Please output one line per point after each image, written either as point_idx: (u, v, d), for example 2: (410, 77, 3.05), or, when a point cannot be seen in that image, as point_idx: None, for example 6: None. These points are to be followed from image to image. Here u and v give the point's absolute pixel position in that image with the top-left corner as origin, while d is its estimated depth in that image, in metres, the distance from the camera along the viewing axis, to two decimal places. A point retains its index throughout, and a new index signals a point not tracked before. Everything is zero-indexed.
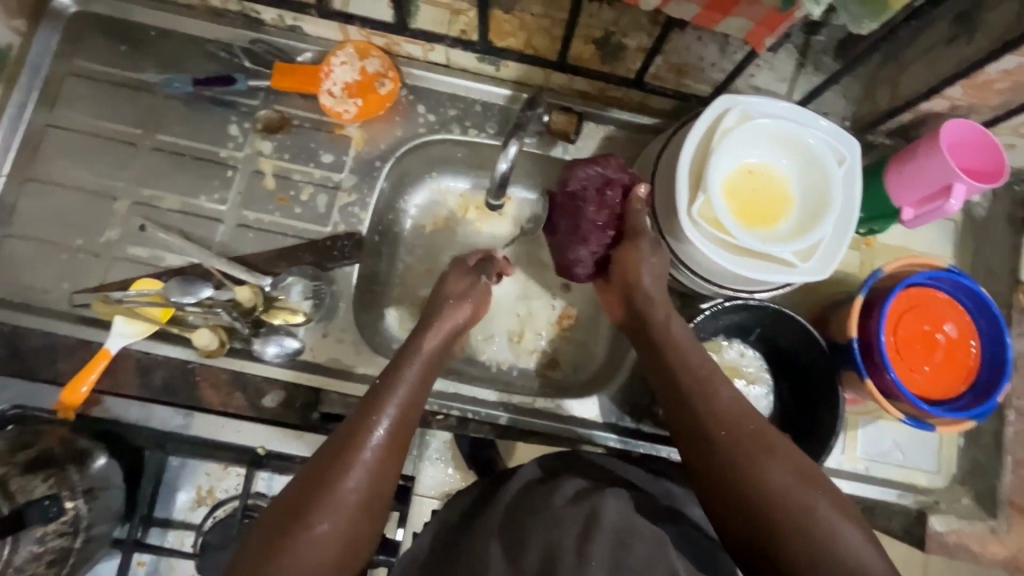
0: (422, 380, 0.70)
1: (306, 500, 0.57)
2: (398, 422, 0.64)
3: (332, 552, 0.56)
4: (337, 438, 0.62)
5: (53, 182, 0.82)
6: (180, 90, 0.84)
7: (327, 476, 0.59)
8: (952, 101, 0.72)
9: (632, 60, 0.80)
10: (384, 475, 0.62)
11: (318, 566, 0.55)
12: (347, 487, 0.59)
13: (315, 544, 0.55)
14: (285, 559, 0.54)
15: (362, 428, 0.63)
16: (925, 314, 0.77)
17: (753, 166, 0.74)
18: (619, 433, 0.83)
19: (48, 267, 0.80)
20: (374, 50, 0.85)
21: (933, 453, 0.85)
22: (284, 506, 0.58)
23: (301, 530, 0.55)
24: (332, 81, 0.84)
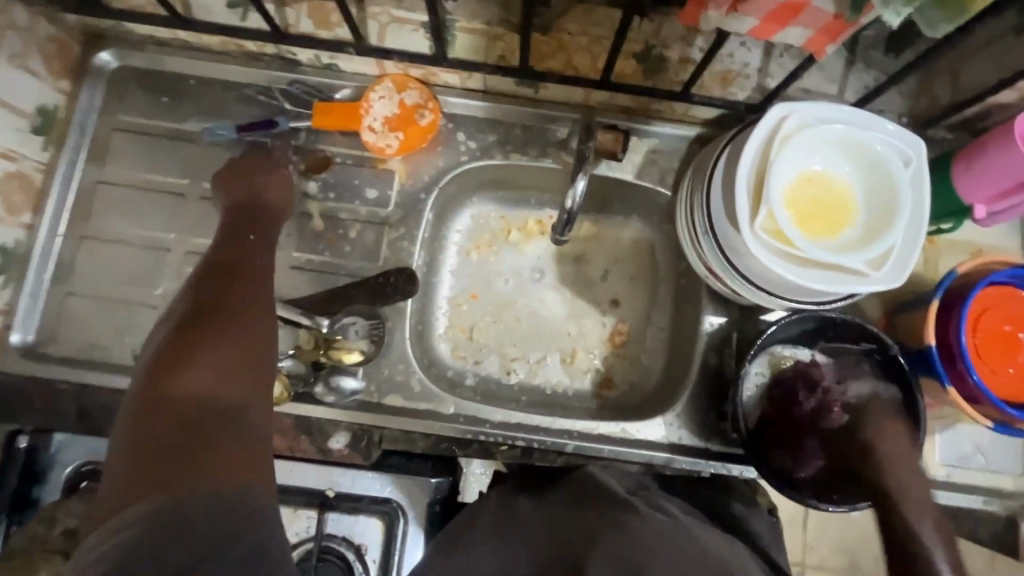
0: (279, 190, 0.78)
1: (220, 299, 0.62)
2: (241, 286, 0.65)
3: (236, 347, 0.58)
4: (223, 266, 0.67)
5: (107, 238, 0.83)
6: (225, 137, 0.84)
7: (206, 310, 0.60)
8: (1021, 92, 0.69)
9: (676, 73, 0.79)
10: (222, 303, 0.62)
11: (239, 353, 0.58)
12: (240, 294, 0.64)
13: (231, 348, 0.58)
14: (195, 360, 0.56)
15: (254, 246, 0.71)
16: (1005, 314, 0.73)
17: (815, 173, 0.72)
18: (685, 453, 0.81)
19: (111, 323, 0.81)
20: (411, 82, 0.84)
21: (1017, 455, 0.81)
22: (182, 327, 0.59)
23: (200, 343, 0.57)
24: (372, 116, 0.83)
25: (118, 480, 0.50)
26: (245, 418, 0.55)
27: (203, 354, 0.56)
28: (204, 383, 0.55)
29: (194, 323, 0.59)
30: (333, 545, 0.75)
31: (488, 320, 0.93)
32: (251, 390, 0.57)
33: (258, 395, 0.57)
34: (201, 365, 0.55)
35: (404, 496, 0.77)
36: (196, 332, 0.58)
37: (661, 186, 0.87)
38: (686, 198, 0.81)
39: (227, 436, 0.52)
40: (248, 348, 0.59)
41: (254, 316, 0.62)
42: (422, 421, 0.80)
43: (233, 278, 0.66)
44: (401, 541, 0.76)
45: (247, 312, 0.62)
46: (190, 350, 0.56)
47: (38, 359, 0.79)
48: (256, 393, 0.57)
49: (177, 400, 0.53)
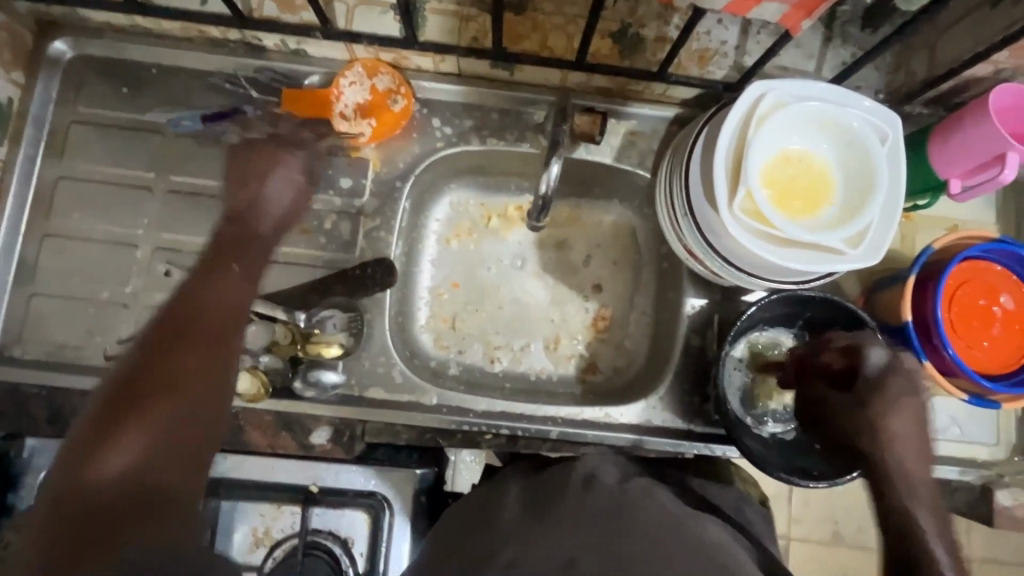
0: (280, 214, 0.72)
1: (163, 364, 0.53)
2: (211, 284, 0.60)
3: (171, 420, 0.52)
4: (179, 319, 0.57)
5: (72, 235, 0.80)
6: (190, 128, 0.81)
7: (142, 381, 0.52)
8: (996, 65, 0.69)
9: (653, 52, 0.78)
10: (167, 369, 0.53)
11: (175, 427, 0.52)
12: (184, 362, 0.54)
13: (170, 427, 0.52)
14: (123, 441, 0.49)
15: (214, 291, 0.60)
16: (980, 288, 0.74)
17: (792, 152, 0.71)
18: (671, 436, 0.82)
19: (80, 323, 0.79)
20: (382, 67, 0.82)
21: (991, 426, 0.83)
22: (122, 383, 0.52)
23: (131, 420, 0.50)
24: (343, 103, 0.81)
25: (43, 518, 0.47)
26: (182, 510, 0.50)
27: (132, 430, 0.50)
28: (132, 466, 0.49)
29: (126, 387, 0.52)
30: (320, 539, 0.75)
31: (470, 309, 0.92)
32: (182, 473, 0.51)
33: (193, 479, 0.52)
34: (130, 446, 0.49)
35: (390, 488, 0.76)
36: (127, 407, 0.51)
37: (641, 169, 0.86)
38: (665, 179, 0.81)
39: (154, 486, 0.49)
40: (187, 420, 0.53)
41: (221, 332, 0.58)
42: (404, 413, 0.80)
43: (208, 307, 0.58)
44: (388, 533, 0.76)
45: (199, 377, 0.55)
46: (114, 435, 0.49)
47: (6, 362, 0.77)
48: (194, 473, 0.52)
49: (122, 440, 0.49)
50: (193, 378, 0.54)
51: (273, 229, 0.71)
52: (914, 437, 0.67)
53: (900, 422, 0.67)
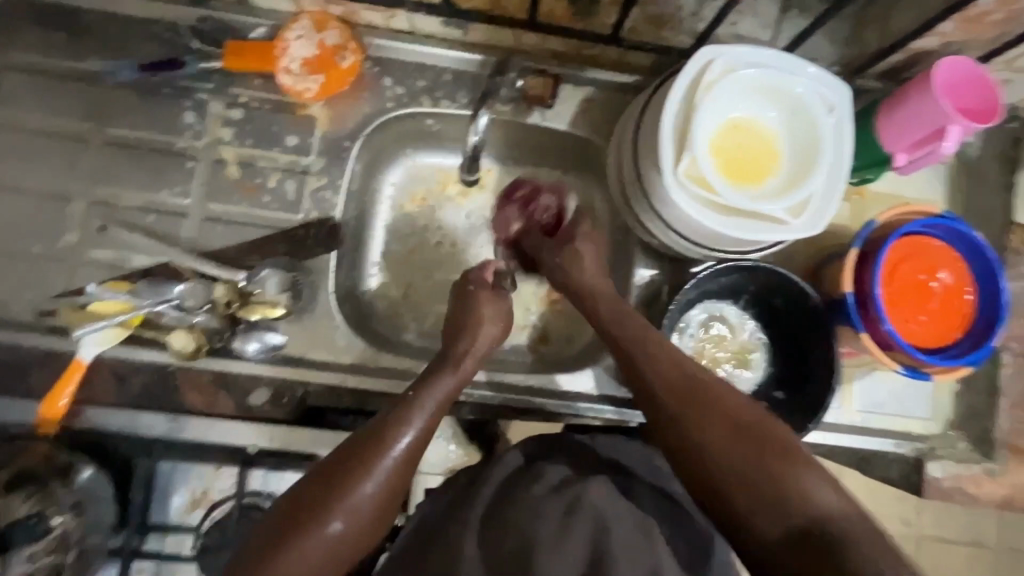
0: (474, 359, 0.71)
1: (356, 461, 0.59)
2: (418, 442, 0.62)
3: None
4: (365, 450, 0.60)
5: (0, 186, 0.77)
6: (128, 77, 0.78)
7: (323, 505, 0.57)
8: (944, 37, 0.69)
9: (607, 14, 0.77)
10: (352, 466, 0.59)
11: (329, 565, 0.56)
12: (365, 491, 0.58)
13: (339, 535, 0.57)
14: (293, 559, 0.54)
15: (390, 426, 0.62)
16: (919, 263, 0.75)
17: (740, 120, 0.71)
18: (616, 405, 0.82)
19: (8, 277, 0.76)
20: (331, 21, 0.79)
21: (929, 401, 0.84)
22: (321, 478, 0.59)
23: (308, 535, 0.55)
24: (289, 57, 0.78)
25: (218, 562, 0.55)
26: None
27: (291, 560, 0.54)
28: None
29: (309, 496, 0.58)
30: (257, 499, 0.77)
31: (422, 276, 0.91)
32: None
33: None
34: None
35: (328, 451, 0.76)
36: (325, 501, 0.57)
37: (596, 136, 0.85)
38: (617, 147, 0.80)
39: None
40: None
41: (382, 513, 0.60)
42: (347, 377, 0.78)
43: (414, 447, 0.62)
44: None
45: (389, 488, 0.60)
46: (317, 514, 0.56)
47: None
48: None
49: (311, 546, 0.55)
50: (341, 542, 0.57)
51: (483, 345, 0.72)
52: (736, 408, 0.57)
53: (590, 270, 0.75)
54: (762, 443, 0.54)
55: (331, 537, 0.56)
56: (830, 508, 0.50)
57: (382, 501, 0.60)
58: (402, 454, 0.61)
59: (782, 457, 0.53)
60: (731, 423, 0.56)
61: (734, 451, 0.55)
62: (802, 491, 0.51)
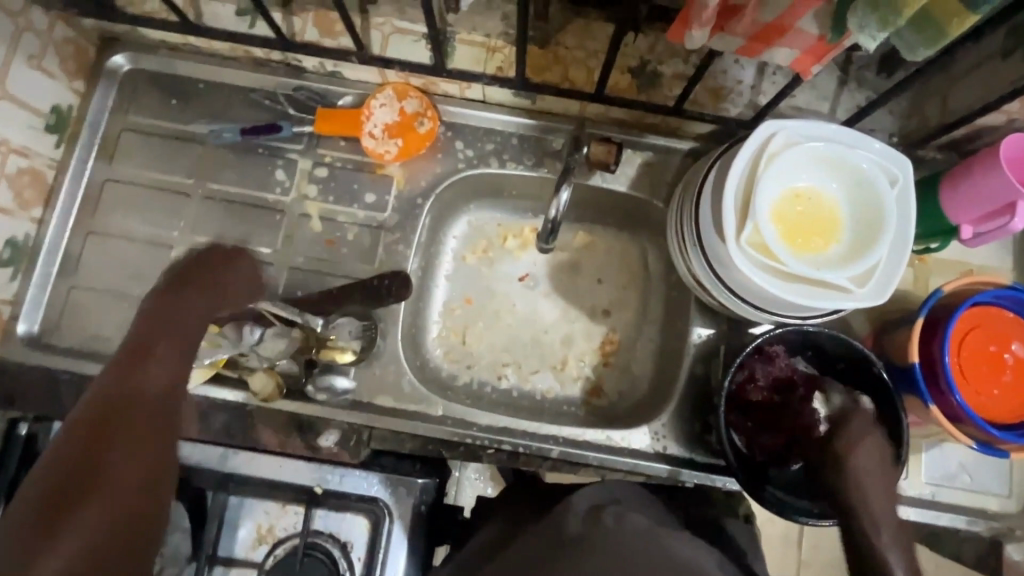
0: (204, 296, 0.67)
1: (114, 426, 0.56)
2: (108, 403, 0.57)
3: (125, 512, 0.52)
4: (105, 403, 0.57)
5: (113, 234, 0.86)
6: (229, 139, 0.87)
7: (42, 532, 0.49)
8: (1009, 115, 0.70)
9: (670, 87, 0.81)
10: (113, 432, 0.56)
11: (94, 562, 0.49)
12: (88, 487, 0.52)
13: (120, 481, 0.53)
14: (69, 534, 0.49)
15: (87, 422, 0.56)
16: (990, 334, 0.74)
17: (802, 190, 0.73)
18: (671, 463, 0.82)
19: (113, 315, 0.83)
20: (411, 91, 0.87)
21: (1005, 477, 0.81)
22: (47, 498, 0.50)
23: (75, 517, 0.50)
24: (373, 125, 0.86)
25: None
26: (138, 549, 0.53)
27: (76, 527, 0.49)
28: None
29: (54, 496, 0.51)
30: (320, 540, 0.77)
31: (479, 324, 0.95)
32: (129, 565, 0.52)
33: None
34: (61, 557, 0.48)
35: (390, 495, 0.78)
36: (75, 492, 0.51)
37: (654, 198, 0.89)
38: (676, 210, 0.83)
39: None
40: (139, 520, 0.53)
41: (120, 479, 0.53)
42: (411, 423, 0.82)
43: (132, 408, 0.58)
44: (386, 540, 0.77)
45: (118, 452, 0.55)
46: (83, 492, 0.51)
47: (43, 348, 0.82)
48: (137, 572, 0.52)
49: None
50: (130, 478, 0.54)
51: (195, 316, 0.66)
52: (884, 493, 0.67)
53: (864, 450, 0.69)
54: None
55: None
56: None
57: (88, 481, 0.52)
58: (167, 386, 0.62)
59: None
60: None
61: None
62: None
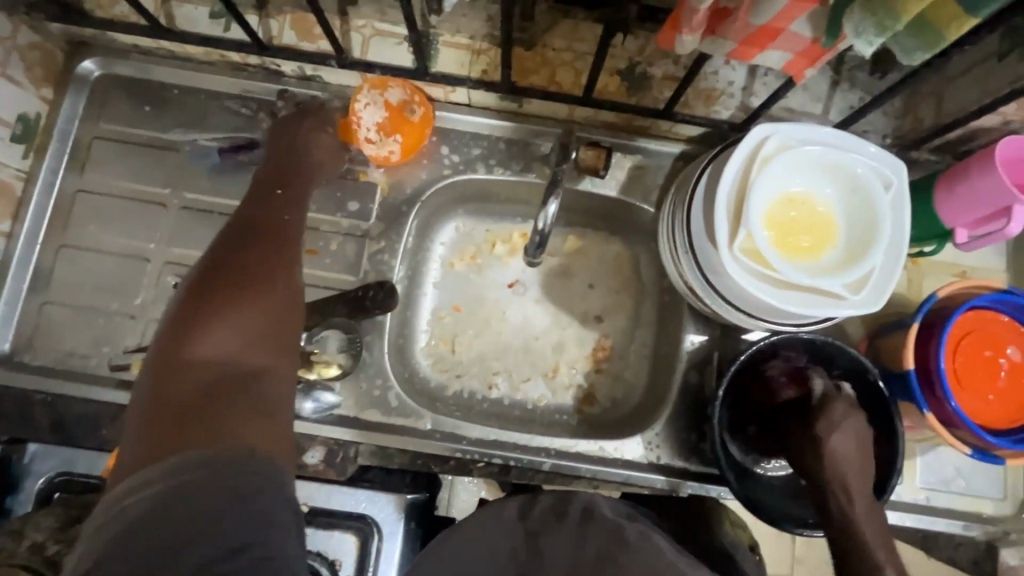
0: (303, 184, 0.74)
1: (248, 244, 0.61)
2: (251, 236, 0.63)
3: (275, 326, 0.57)
4: (253, 220, 0.65)
5: (86, 246, 0.83)
6: (208, 162, 0.84)
7: (195, 324, 0.54)
8: (1004, 117, 0.69)
9: (659, 89, 0.79)
10: (244, 260, 0.60)
11: (229, 382, 0.51)
12: (241, 313, 0.55)
13: (262, 303, 0.57)
14: (229, 318, 0.55)
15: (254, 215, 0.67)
16: (985, 338, 0.73)
17: (796, 194, 0.71)
18: (667, 474, 0.81)
19: (87, 332, 0.80)
20: (389, 80, 0.81)
21: (1000, 481, 0.80)
22: (208, 271, 0.58)
23: (230, 300, 0.56)
24: (365, 125, 0.82)
25: (136, 440, 0.48)
26: (264, 382, 0.53)
27: (240, 312, 0.55)
28: (257, 364, 0.54)
29: (217, 280, 0.57)
30: (308, 560, 0.74)
31: (469, 332, 0.93)
32: (273, 357, 0.56)
33: (279, 363, 0.56)
34: (218, 340, 0.53)
35: (379, 512, 0.77)
36: (235, 288, 0.57)
37: (645, 203, 0.87)
38: (668, 215, 0.81)
39: (214, 417, 0.48)
40: (280, 326, 0.57)
41: (268, 285, 0.58)
42: (398, 438, 0.79)
43: (258, 235, 0.63)
44: (376, 558, 0.76)
45: (266, 282, 0.58)
46: (226, 299, 0.55)
47: (15, 368, 0.79)
48: (281, 369, 0.55)
49: (200, 368, 0.51)
50: (272, 319, 0.57)
51: (294, 160, 0.76)
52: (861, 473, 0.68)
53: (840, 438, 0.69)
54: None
55: (211, 356, 0.52)
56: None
57: (228, 266, 0.58)
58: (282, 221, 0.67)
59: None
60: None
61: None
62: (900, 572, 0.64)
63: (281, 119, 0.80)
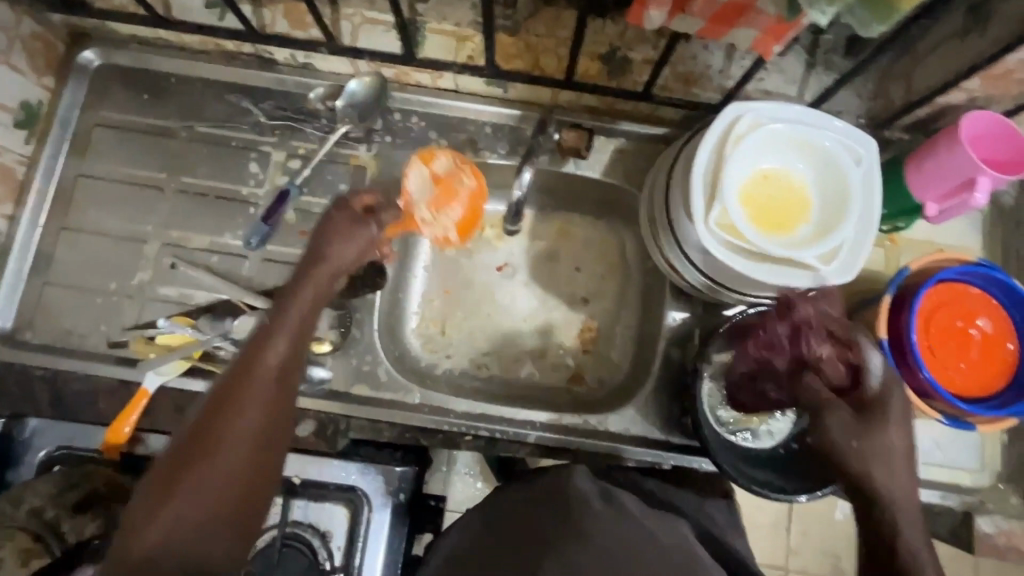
0: (311, 315, 0.66)
1: (224, 403, 0.57)
2: (230, 391, 0.58)
3: (231, 497, 0.54)
4: (234, 378, 0.59)
5: (85, 229, 0.85)
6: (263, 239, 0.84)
7: (158, 504, 0.52)
8: (969, 94, 0.71)
9: (639, 72, 0.82)
10: (209, 422, 0.56)
11: (184, 560, 0.50)
12: (203, 477, 0.53)
13: (220, 475, 0.54)
14: (184, 497, 0.52)
15: (257, 354, 0.61)
16: (957, 310, 0.75)
17: (769, 171, 0.74)
18: (649, 446, 0.83)
19: (85, 311, 0.83)
20: (439, 154, 0.87)
21: (977, 452, 0.82)
22: (194, 431, 0.56)
23: (188, 477, 0.53)
24: (427, 219, 0.87)
25: None
26: None
27: (200, 482, 0.53)
28: (205, 550, 0.52)
29: (185, 449, 0.55)
30: (299, 531, 0.78)
31: (458, 312, 0.95)
32: (231, 544, 0.53)
33: (234, 554, 0.53)
34: (164, 528, 0.51)
35: (368, 484, 0.79)
36: (194, 456, 0.54)
37: (628, 184, 0.89)
38: (648, 195, 0.84)
39: None
40: (240, 502, 0.55)
41: (229, 454, 0.55)
42: (387, 411, 0.82)
43: (245, 391, 0.58)
44: (365, 530, 0.78)
45: (233, 445, 0.55)
46: (187, 475, 0.53)
47: (16, 345, 0.81)
48: (227, 553, 0.53)
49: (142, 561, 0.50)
50: (223, 496, 0.54)
51: (326, 278, 0.68)
52: None
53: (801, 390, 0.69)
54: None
55: (150, 551, 0.50)
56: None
57: (199, 431, 0.56)
58: (274, 373, 0.60)
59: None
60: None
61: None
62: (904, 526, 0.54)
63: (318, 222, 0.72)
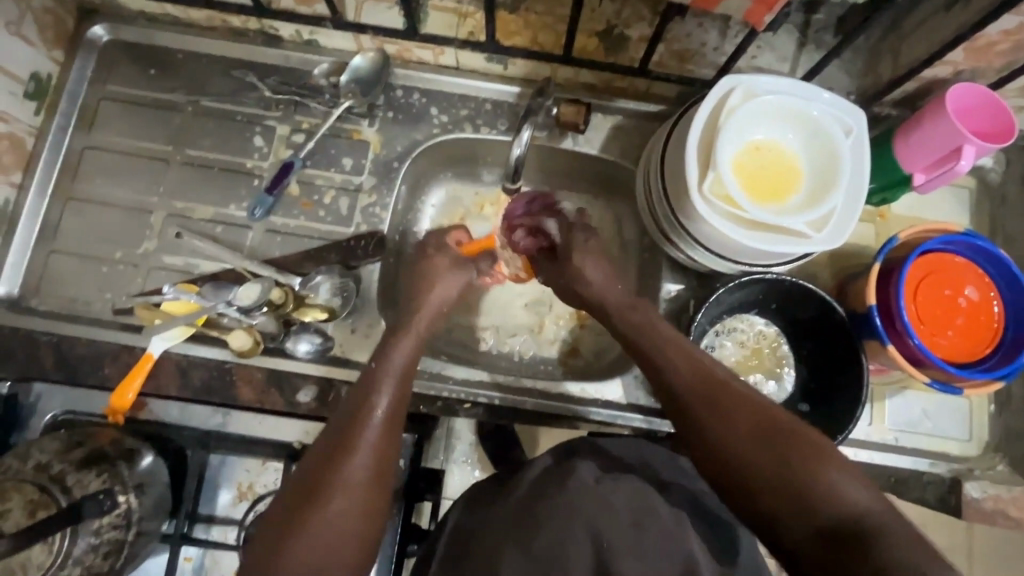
0: (411, 364, 0.71)
1: (334, 448, 0.61)
2: (351, 430, 0.62)
3: (349, 532, 0.58)
4: (348, 420, 0.63)
5: (92, 199, 0.87)
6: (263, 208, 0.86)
7: (288, 527, 0.56)
8: (955, 66, 0.74)
9: (635, 50, 0.83)
10: (329, 456, 0.60)
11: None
12: (332, 506, 0.57)
13: (341, 511, 0.58)
14: (310, 529, 0.56)
15: (368, 395, 0.66)
16: (944, 279, 0.77)
17: (761, 143, 0.76)
18: (644, 413, 0.84)
19: (91, 279, 0.84)
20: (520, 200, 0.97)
21: (965, 422, 0.84)
22: (316, 461, 0.61)
23: (314, 517, 0.57)
24: (504, 257, 0.95)
25: None
26: None
27: (323, 515, 0.57)
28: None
29: (310, 480, 0.59)
30: None
31: None
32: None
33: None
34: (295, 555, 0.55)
35: None
36: (320, 487, 0.58)
37: (624, 160, 0.91)
38: (643, 170, 0.86)
39: None
40: (356, 538, 0.58)
41: (351, 492, 0.59)
42: None
43: (358, 430, 0.62)
44: None
45: (355, 483, 0.59)
46: (310, 505, 0.57)
47: (21, 311, 0.83)
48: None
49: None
50: (344, 527, 0.57)
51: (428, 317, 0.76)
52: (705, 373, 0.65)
53: (587, 266, 0.80)
54: (786, 443, 0.56)
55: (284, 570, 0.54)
56: (862, 507, 0.51)
57: (318, 463, 0.60)
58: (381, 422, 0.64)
59: (810, 454, 0.55)
60: (748, 426, 0.59)
61: (761, 458, 0.56)
62: (828, 489, 0.52)
63: (417, 263, 0.83)
